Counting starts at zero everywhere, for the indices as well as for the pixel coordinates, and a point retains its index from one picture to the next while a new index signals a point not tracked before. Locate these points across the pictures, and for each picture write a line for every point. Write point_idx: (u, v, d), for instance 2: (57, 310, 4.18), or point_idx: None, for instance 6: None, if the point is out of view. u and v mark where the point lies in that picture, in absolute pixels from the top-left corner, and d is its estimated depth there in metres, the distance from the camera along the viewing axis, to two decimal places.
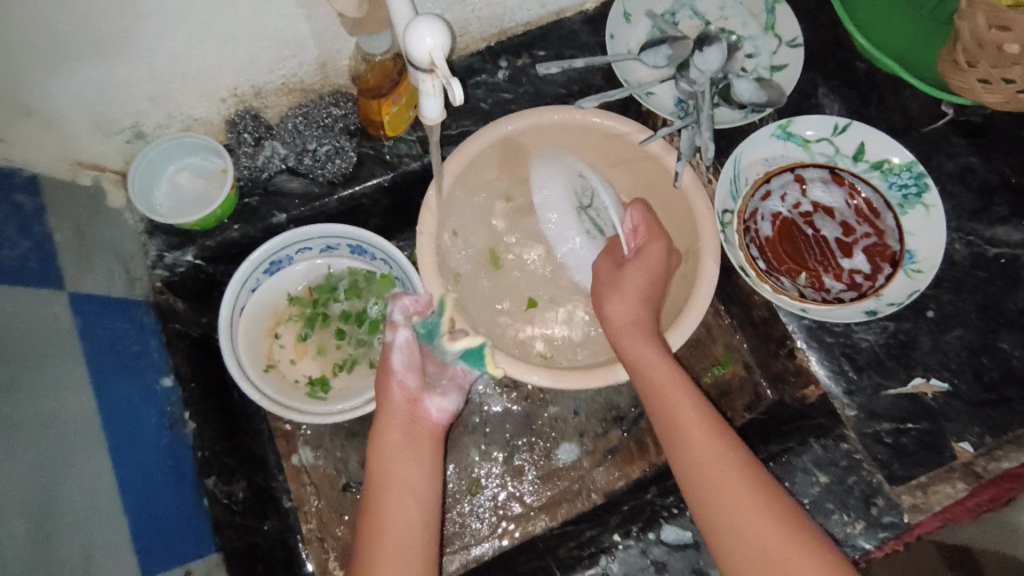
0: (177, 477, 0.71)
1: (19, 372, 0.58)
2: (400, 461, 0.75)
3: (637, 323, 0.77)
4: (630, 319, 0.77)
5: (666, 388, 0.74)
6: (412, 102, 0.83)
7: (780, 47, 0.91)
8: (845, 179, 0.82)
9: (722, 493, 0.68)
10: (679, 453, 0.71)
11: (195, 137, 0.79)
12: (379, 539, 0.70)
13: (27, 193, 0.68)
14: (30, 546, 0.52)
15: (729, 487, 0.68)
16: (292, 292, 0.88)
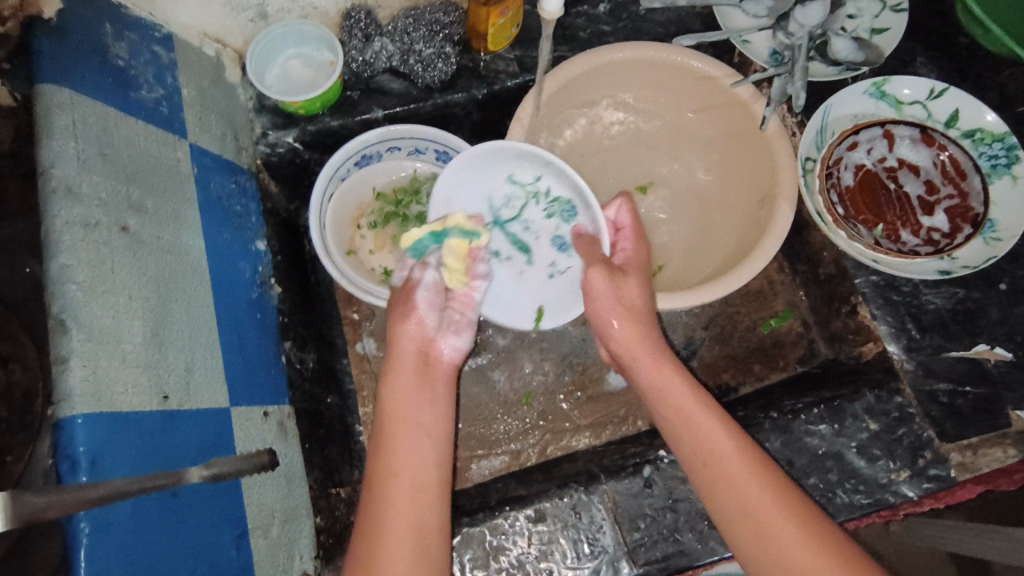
0: (262, 330, 0.76)
1: (148, 198, 0.63)
2: (392, 399, 0.67)
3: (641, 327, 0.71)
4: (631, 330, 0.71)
5: (671, 403, 0.67)
6: (516, 19, 0.86)
7: (883, 11, 0.91)
8: (935, 139, 0.81)
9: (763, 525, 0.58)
10: (703, 468, 0.63)
11: (311, 25, 0.84)
12: (381, 475, 0.63)
13: (163, 47, 0.73)
14: (145, 346, 0.57)
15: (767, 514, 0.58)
16: (379, 188, 0.93)
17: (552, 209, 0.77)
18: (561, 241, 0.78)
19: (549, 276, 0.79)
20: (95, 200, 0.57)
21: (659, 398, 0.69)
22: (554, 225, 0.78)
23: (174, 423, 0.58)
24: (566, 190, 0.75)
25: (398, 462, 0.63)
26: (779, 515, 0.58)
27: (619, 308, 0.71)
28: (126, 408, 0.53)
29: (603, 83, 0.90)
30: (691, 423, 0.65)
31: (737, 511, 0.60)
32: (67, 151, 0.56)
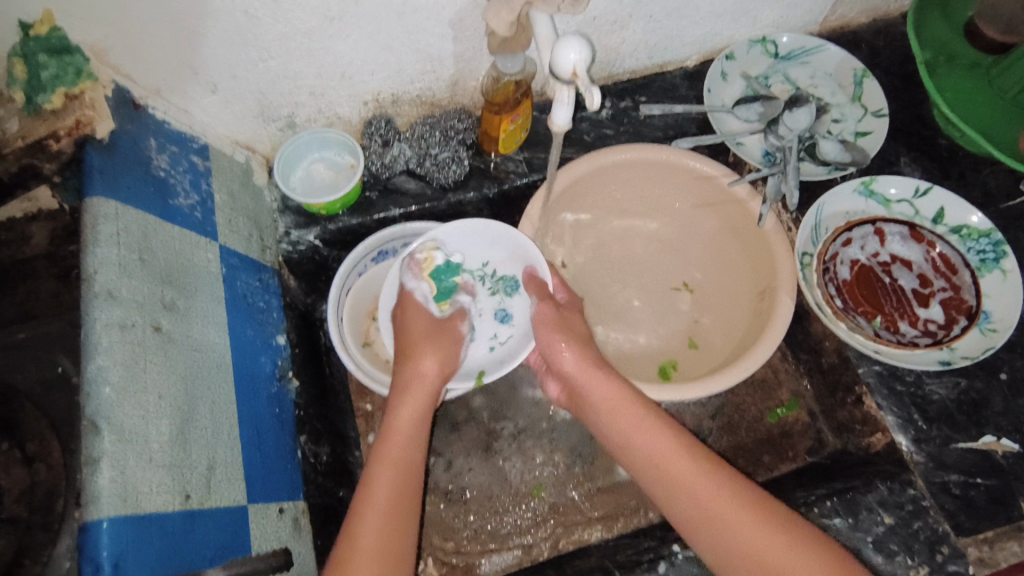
0: (279, 424, 0.77)
1: (180, 298, 0.66)
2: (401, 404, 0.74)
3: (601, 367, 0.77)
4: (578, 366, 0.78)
5: (618, 404, 0.74)
6: (526, 125, 0.93)
7: (865, 116, 0.98)
8: (923, 237, 0.86)
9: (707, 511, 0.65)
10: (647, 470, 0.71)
11: (336, 133, 0.91)
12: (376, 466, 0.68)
13: (199, 156, 0.79)
14: (171, 444, 0.58)
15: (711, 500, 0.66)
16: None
17: (496, 286, 0.89)
18: (503, 314, 0.88)
19: (489, 348, 0.86)
20: (133, 302, 0.60)
21: (619, 417, 0.74)
22: (497, 301, 0.89)
23: (195, 522, 0.59)
24: (510, 267, 0.88)
25: (393, 457, 0.69)
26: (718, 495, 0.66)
27: (566, 332, 0.80)
28: (149, 510, 0.54)
29: (607, 182, 0.96)
30: (634, 426, 0.73)
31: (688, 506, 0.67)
32: (109, 257, 0.60)
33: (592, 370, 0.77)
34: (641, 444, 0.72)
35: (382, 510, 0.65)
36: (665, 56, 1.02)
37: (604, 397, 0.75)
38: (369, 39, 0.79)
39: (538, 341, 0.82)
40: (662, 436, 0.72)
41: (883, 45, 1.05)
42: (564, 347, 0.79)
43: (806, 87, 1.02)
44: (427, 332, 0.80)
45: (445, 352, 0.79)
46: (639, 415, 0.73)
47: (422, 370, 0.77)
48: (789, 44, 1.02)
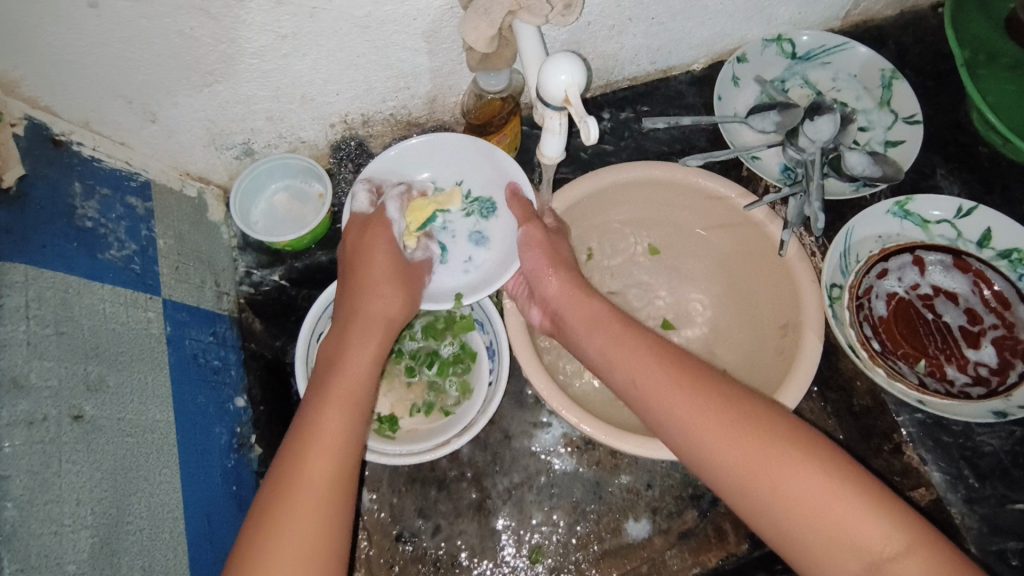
0: (237, 503, 0.68)
1: (109, 373, 0.57)
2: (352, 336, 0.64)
3: (594, 309, 0.69)
4: (565, 298, 0.70)
5: (613, 337, 0.66)
6: (514, 144, 0.83)
7: (896, 123, 0.88)
8: (971, 265, 0.76)
9: (748, 474, 0.54)
10: (649, 404, 0.61)
11: (300, 159, 0.80)
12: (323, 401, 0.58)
13: (139, 196, 0.69)
14: (92, 562, 0.49)
15: (752, 458, 0.54)
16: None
17: (471, 208, 0.80)
18: (478, 236, 0.79)
19: (463, 272, 0.77)
20: (45, 392, 0.51)
21: (615, 357, 0.65)
22: (472, 222, 0.79)
23: None
24: (489, 188, 0.80)
25: (342, 390, 0.60)
26: (762, 448, 0.54)
27: (553, 258, 0.72)
28: None
29: (608, 203, 0.85)
30: (639, 364, 0.62)
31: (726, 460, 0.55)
32: (15, 337, 0.50)
33: (576, 293, 0.70)
34: (637, 377, 0.62)
35: (325, 446, 0.55)
36: (670, 61, 0.91)
37: (597, 348, 0.67)
38: (331, 57, 0.68)
39: (525, 264, 0.73)
40: (659, 368, 0.61)
41: (912, 41, 0.94)
42: (552, 273, 0.71)
43: (827, 91, 0.91)
44: (392, 272, 0.69)
45: (407, 293, 0.70)
46: (640, 345, 0.64)
47: (374, 306, 0.66)
48: (809, 43, 0.91)
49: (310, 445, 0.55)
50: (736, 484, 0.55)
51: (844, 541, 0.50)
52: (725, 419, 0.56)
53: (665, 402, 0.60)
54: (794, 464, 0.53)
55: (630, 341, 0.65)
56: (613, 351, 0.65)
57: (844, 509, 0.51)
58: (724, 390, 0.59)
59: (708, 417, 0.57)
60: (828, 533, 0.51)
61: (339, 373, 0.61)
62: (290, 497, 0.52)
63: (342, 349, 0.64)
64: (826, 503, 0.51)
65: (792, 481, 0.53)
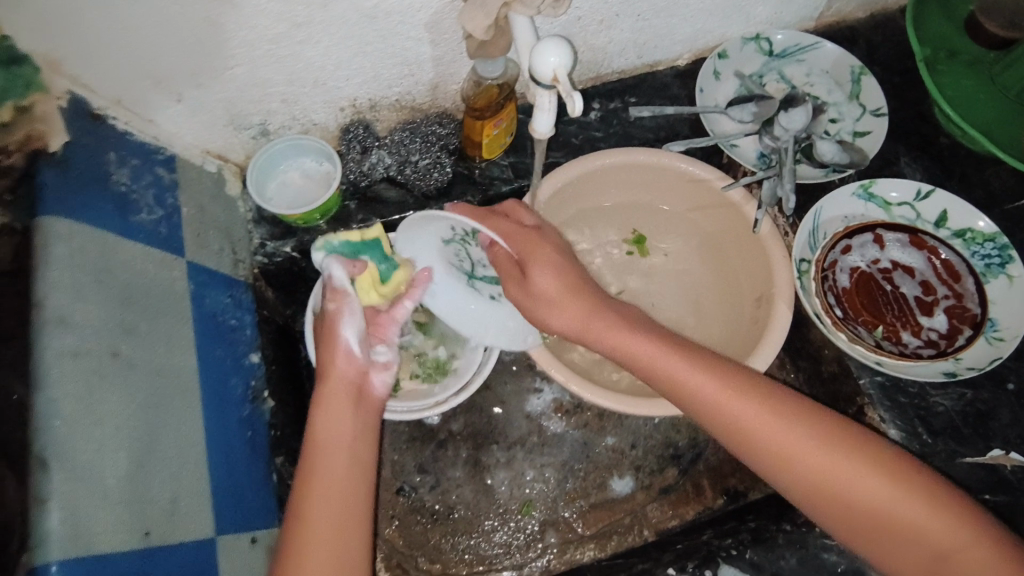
0: (253, 447, 0.74)
1: (141, 320, 0.63)
2: (320, 413, 0.66)
3: (613, 325, 0.70)
4: (563, 317, 0.70)
5: (652, 362, 0.68)
6: (510, 128, 0.89)
7: (864, 115, 0.95)
8: (925, 242, 0.83)
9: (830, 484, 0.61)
10: (717, 422, 0.66)
11: (311, 140, 0.86)
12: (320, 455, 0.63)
13: (165, 168, 0.75)
14: (128, 478, 0.56)
15: (837, 474, 0.61)
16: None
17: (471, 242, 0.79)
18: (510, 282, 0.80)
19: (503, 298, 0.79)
20: (87, 330, 0.57)
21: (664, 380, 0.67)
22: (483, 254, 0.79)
23: (155, 561, 0.56)
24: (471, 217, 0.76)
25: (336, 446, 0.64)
26: (847, 465, 0.61)
27: (536, 255, 0.72)
28: (102, 550, 0.52)
29: (596, 186, 0.92)
30: (711, 391, 0.65)
31: (812, 478, 0.62)
32: (61, 281, 0.56)
33: (573, 300, 0.70)
34: (717, 404, 0.65)
35: (328, 504, 0.61)
36: (656, 55, 0.98)
37: (633, 361, 0.69)
38: (342, 43, 0.74)
39: (514, 285, 0.72)
40: (744, 396, 0.65)
41: (881, 41, 1.01)
42: (538, 273, 0.71)
43: (801, 84, 0.98)
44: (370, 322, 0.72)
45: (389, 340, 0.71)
46: (715, 380, 0.66)
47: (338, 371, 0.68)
48: (784, 41, 0.98)
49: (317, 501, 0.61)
50: (808, 484, 0.62)
51: (912, 541, 0.59)
52: (809, 438, 0.62)
53: (744, 423, 0.64)
54: (867, 476, 0.60)
55: (671, 365, 0.67)
56: (675, 375, 0.67)
57: (917, 511, 0.59)
58: (809, 414, 0.64)
59: (796, 438, 0.63)
60: (893, 529, 0.60)
61: (319, 444, 0.64)
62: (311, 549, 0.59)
63: (318, 410, 0.66)
64: (896, 507, 0.60)
65: (870, 490, 0.60)
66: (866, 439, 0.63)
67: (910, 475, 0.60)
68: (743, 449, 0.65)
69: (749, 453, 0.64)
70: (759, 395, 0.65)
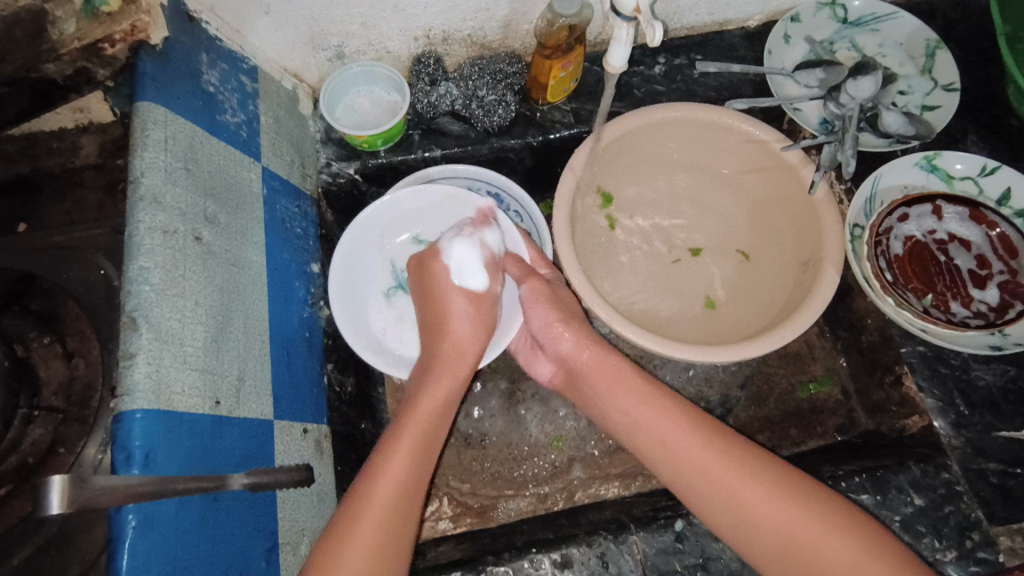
0: (308, 348, 0.78)
1: (220, 212, 0.67)
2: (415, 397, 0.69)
3: (627, 373, 0.73)
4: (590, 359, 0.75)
5: (641, 395, 0.71)
6: (576, 73, 0.90)
7: (934, 89, 0.94)
8: (986, 217, 0.82)
9: (764, 522, 0.61)
10: (676, 467, 0.67)
11: (383, 68, 0.89)
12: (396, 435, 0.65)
13: (248, 77, 0.79)
14: (204, 350, 0.59)
15: (774, 512, 0.61)
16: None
17: None
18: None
19: None
20: (175, 211, 0.61)
21: (647, 424, 0.69)
22: None
23: (223, 428, 0.60)
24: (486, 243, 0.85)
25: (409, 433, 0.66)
26: (783, 506, 0.61)
27: (555, 299, 0.77)
28: (180, 408, 0.55)
29: (654, 139, 0.92)
30: (679, 434, 0.67)
31: (741, 516, 0.62)
32: (156, 162, 0.61)
33: (593, 349, 0.75)
34: (675, 441, 0.67)
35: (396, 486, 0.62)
36: (727, 14, 0.98)
37: (618, 407, 0.72)
38: None
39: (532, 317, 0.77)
40: (692, 431, 0.67)
41: (961, 17, 0.99)
42: (565, 328, 0.76)
43: (873, 55, 0.97)
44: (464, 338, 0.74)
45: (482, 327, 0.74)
46: (672, 414, 0.69)
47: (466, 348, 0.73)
48: (861, 9, 0.97)
49: (382, 478, 0.62)
50: (756, 528, 0.62)
51: None
52: (754, 483, 0.63)
53: (703, 463, 0.65)
54: (803, 518, 0.60)
55: (660, 407, 0.70)
56: (643, 412, 0.70)
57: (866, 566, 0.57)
58: (752, 454, 0.66)
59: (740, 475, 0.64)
60: None
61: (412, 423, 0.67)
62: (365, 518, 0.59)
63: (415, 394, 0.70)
64: (834, 557, 0.58)
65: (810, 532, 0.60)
66: (816, 494, 0.62)
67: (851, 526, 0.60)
68: (676, 480, 0.67)
69: (682, 484, 0.66)
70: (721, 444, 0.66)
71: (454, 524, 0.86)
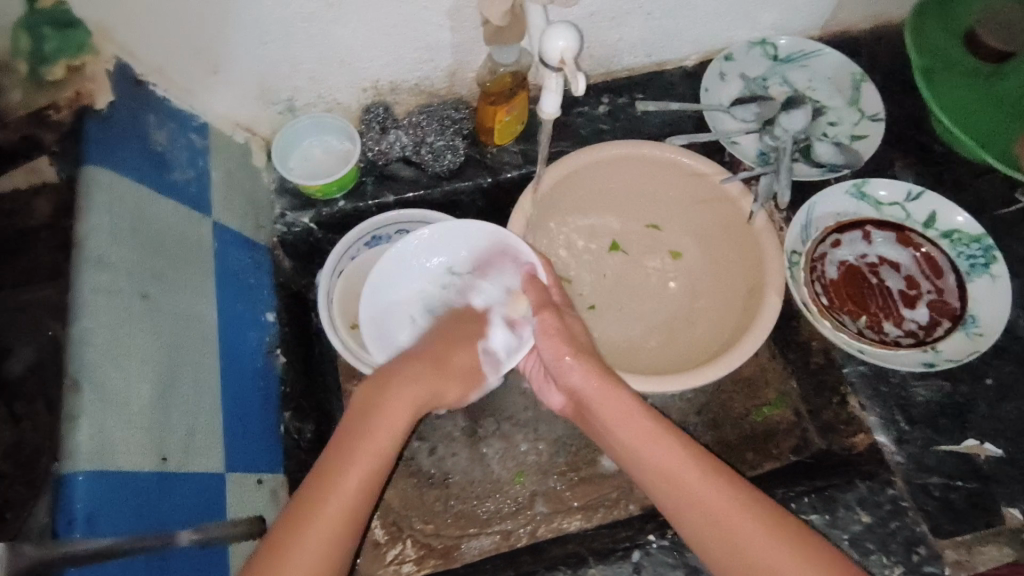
0: (263, 398, 0.79)
1: (168, 268, 0.68)
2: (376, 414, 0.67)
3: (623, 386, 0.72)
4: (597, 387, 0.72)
5: (633, 417, 0.70)
6: (521, 117, 0.94)
7: (862, 120, 0.98)
8: (913, 240, 0.87)
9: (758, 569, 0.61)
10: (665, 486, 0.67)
11: (334, 119, 0.91)
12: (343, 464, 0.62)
13: (198, 134, 0.81)
14: (151, 406, 0.60)
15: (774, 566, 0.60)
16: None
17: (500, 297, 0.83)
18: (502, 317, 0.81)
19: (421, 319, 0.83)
20: (121, 271, 0.62)
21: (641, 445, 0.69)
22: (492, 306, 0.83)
23: (171, 484, 0.60)
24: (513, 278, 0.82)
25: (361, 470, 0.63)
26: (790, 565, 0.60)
27: (574, 346, 0.75)
28: (124, 467, 0.56)
29: (601, 176, 0.95)
30: (674, 458, 0.67)
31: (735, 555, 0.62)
32: (100, 225, 0.62)
33: (601, 383, 0.72)
34: (680, 475, 0.66)
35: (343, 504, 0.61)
36: (664, 55, 1.02)
37: (621, 425, 0.71)
38: (369, 26, 0.80)
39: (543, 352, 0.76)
40: (698, 471, 0.66)
41: (883, 51, 1.05)
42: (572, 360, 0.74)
43: (804, 89, 1.02)
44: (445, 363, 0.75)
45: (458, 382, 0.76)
46: (677, 449, 0.68)
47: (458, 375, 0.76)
48: (789, 46, 1.02)
49: (331, 501, 0.60)
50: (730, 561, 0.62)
51: None
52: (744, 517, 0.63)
53: (693, 486, 0.65)
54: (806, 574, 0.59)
55: (660, 436, 0.69)
56: (651, 448, 0.69)
57: None
58: (758, 503, 0.64)
59: (741, 515, 0.63)
60: None
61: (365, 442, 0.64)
62: (302, 544, 0.58)
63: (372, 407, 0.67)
64: None
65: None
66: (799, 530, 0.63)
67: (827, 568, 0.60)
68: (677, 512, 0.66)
69: (670, 500, 0.66)
70: (718, 475, 0.66)
71: (418, 566, 0.85)
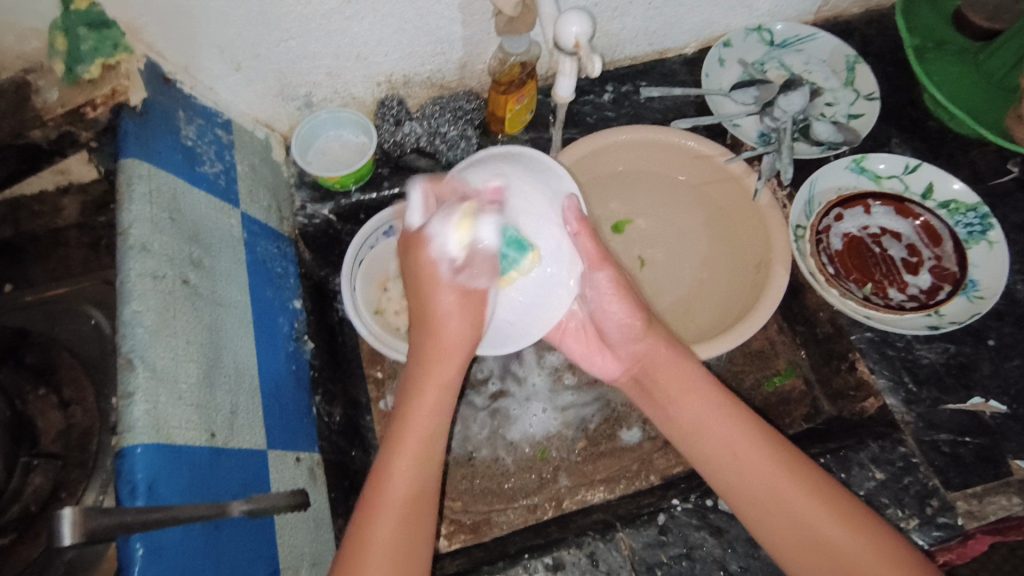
0: (296, 381, 0.82)
1: (206, 257, 0.71)
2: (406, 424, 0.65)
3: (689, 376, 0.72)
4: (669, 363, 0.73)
5: (696, 389, 0.71)
6: (531, 105, 0.97)
7: (858, 99, 1.02)
8: (913, 210, 0.91)
9: (817, 539, 0.62)
10: (729, 464, 0.67)
11: (350, 112, 0.94)
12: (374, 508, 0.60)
13: (223, 130, 0.84)
14: (198, 385, 0.63)
15: (830, 539, 0.62)
16: None
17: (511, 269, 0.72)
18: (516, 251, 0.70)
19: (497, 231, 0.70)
20: (164, 257, 0.65)
21: (696, 429, 0.70)
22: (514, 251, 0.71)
23: (219, 458, 0.63)
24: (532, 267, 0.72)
25: (395, 499, 0.61)
26: (838, 534, 0.62)
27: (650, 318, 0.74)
28: (178, 441, 0.58)
29: (611, 160, 0.99)
30: (735, 442, 0.68)
31: (798, 533, 0.63)
32: (142, 213, 0.65)
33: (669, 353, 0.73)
34: (739, 454, 0.67)
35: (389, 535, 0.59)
36: (665, 43, 1.06)
37: (688, 414, 0.71)
38: (385, 22, 0.83)
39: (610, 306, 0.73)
40: (760, 452, 0.67)
41: (875, 33, 1.09)
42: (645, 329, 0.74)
43: (800, 72, 1.06)
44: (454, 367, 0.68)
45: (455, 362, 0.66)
46: (736, 428, 0.68)
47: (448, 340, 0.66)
48: (784, 31, 1.06)
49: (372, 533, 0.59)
50: (784, 537, 0.64)
51: None
52: (801, 491, 0.64)
53: (747, 468, 0.66)
54: (831, 518, 0.63)
55: (722, 419, 0.69)
56: (712, 432, 0.69)
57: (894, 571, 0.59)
58: (809, 476, 0.65)
59: (797, 491, 0.64)
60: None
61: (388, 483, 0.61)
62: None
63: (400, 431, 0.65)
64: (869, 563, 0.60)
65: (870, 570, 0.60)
66: (849, 498, 0.65)
67: (882, 535, 0.61)
68: (737, 497, 0.67)
69: (731, 481, 0.67)
70: (779, 453, 0.67)
71: (449, 540, 0.88)
